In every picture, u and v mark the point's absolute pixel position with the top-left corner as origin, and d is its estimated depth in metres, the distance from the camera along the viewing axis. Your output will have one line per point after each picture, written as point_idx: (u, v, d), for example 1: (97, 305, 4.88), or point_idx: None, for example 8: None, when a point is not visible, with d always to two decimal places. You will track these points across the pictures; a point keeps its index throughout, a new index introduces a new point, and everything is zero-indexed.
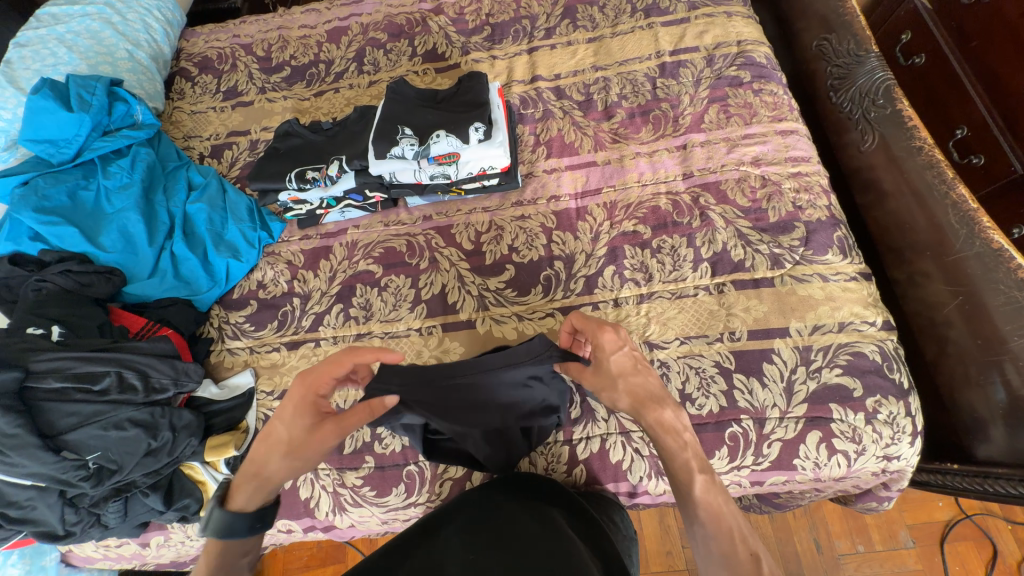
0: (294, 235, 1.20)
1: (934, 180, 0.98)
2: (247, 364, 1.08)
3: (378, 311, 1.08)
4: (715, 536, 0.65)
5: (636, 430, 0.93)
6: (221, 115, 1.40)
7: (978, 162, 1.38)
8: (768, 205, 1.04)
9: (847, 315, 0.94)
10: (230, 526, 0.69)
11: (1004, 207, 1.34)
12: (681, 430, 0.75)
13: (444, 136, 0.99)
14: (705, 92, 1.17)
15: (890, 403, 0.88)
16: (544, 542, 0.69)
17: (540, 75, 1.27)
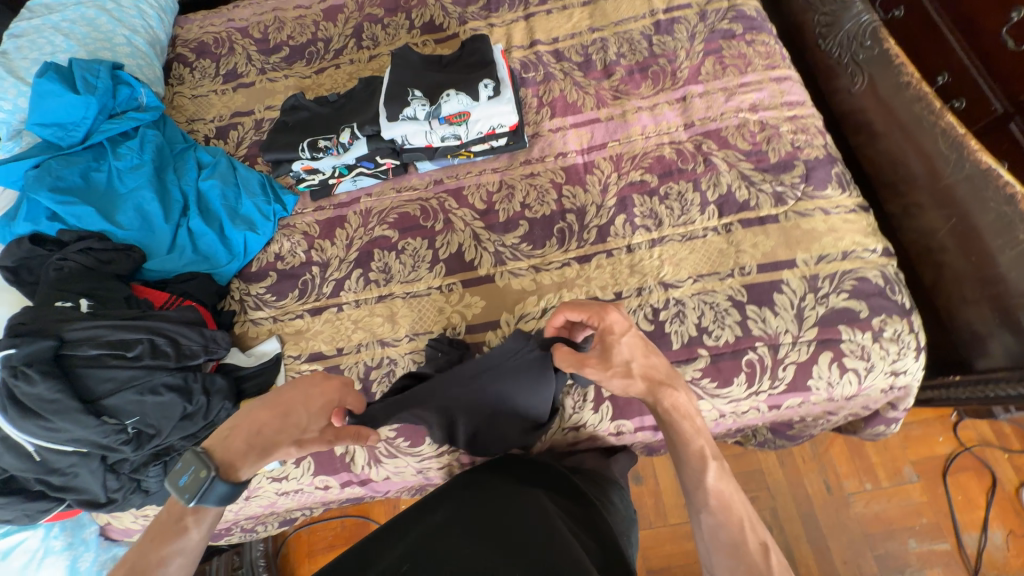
0: (307, 206, 1.21)
1: (922, 112, 1.02)
2: (272, 332, 1.10)
3: (398, 273, 1.11)
4: (723, 524, 0.66)
5: None
6: (223, 97, 1.41)
7: None
8: (768, 146, 1.09)
9: (849, 244, 0.98)
10: (210, 497, 0.64)
11: None
12: (694, 415, 0.77)
13: (454, 94, 1.03)
14: (700, 46, 1.21)
15: (895, 321, 0.93)
16: (529, 526, 0.70)
17: (538, 39, 1.30)
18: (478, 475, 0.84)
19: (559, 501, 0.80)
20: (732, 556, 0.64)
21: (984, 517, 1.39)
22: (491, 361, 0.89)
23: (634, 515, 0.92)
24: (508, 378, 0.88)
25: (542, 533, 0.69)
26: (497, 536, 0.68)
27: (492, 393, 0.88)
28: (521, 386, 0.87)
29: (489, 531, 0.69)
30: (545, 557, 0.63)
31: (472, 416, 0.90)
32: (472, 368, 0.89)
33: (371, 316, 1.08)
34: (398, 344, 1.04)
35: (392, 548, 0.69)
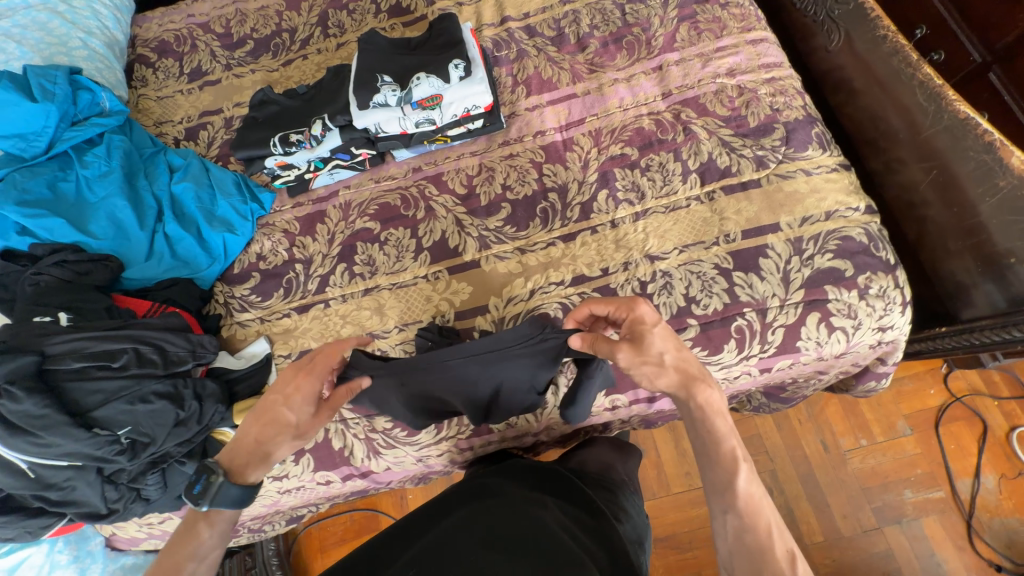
0: (285, 204, 1.19)
1: (900, 66, 1.02)
2: (260, 333, 1.09)
3: (383, 265, 1.10)
4: (750, 529, 0.63)
5: None
6: (190, 97, 1.37)
7: (938, 58, 1.43)
8: (748, 111, 1.07)
9: (832, 204, 0.98)
10: (227, 498, 0.69)
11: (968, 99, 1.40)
12: (726, 413, 0.72)
13: (425, 77, 1.00)
14: (674, 12, 1.19)
15: (880, 278, 0.94)
16: (537, 535, 0.72)
17: (509, 16, 1.27)
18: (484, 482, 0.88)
19: (571, 512, 0.82)
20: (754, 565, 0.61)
21: (976, 463, 1.42)
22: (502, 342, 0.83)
23: (648, 523, 0.98)
24: (514, 363, 0.84)
25: (545, 537, 0.72)
26: (501, 542, 0.70)
27: (494, 375, 0.86)
28: (526, 369, 0.85)
29: (500, 540, 0.71)
30: (541, 560, 0.67)
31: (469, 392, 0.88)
32: (480, 348, 0.83)
33: (359, 310, 1.07)
34: (388, 336, 1.04)
35: (407, 555, 0.72)
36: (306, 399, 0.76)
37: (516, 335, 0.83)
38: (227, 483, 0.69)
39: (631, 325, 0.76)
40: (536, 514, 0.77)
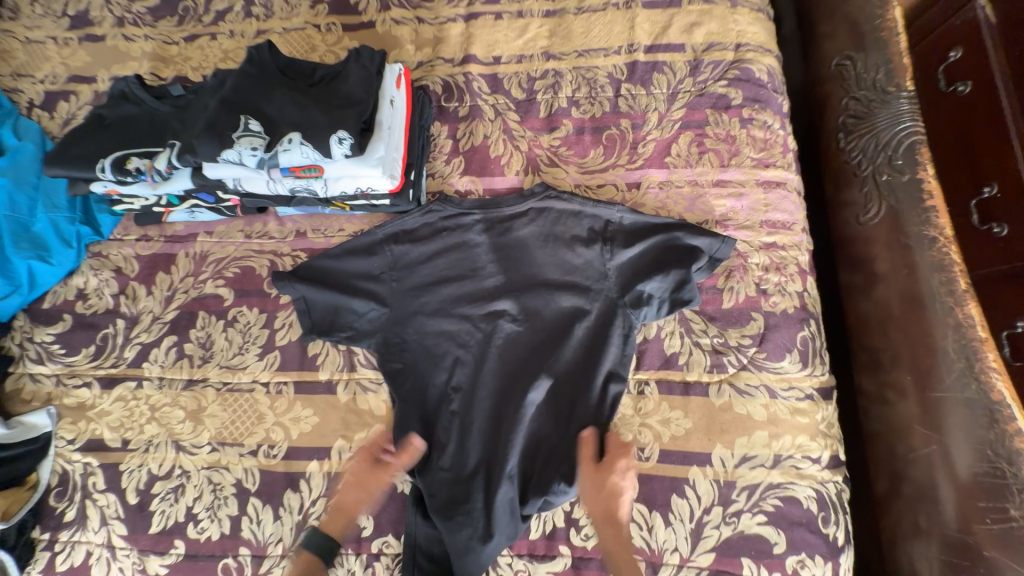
0: (130, 232, 0.94)
1: (938, 288, 0.73)
2: (50, 398, 0.86)
3: (220, 352, 0.86)
4: None
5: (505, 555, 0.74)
6: (63, 49, 1.07)
7: (1002, 232, 0.78)
8: (725, 284, 0.81)
9: (787, 446, 0.74)
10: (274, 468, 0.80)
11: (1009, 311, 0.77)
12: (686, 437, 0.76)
13: (297, 142, 0.72)
14: (679, 112, 0.89)
15: (815, 564, 0.71)
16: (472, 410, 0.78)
17: (473, 55, 0.96)
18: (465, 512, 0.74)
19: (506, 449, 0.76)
20: None
21: None
22: (508, 243, 0.85)
23: None
24: (550, 268, 0.83)
25: (477, 418, 0.78)
26: (449, 404, 0.79)
27: (531, 276, 0.83)
28: (563, 266, 0.83)
29: (451, 401, 0.79)
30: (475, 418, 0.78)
31: (510, 366, 0.80)
32: (469, 245, 0.86)
33: (172, 407, 0.84)
34: (195, 453, 0.81)
35: (408, 396, 0.80)
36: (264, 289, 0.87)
37: (547, 243, 0.84)
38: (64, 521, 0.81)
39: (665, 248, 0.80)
40: (479, 420, 0.77)
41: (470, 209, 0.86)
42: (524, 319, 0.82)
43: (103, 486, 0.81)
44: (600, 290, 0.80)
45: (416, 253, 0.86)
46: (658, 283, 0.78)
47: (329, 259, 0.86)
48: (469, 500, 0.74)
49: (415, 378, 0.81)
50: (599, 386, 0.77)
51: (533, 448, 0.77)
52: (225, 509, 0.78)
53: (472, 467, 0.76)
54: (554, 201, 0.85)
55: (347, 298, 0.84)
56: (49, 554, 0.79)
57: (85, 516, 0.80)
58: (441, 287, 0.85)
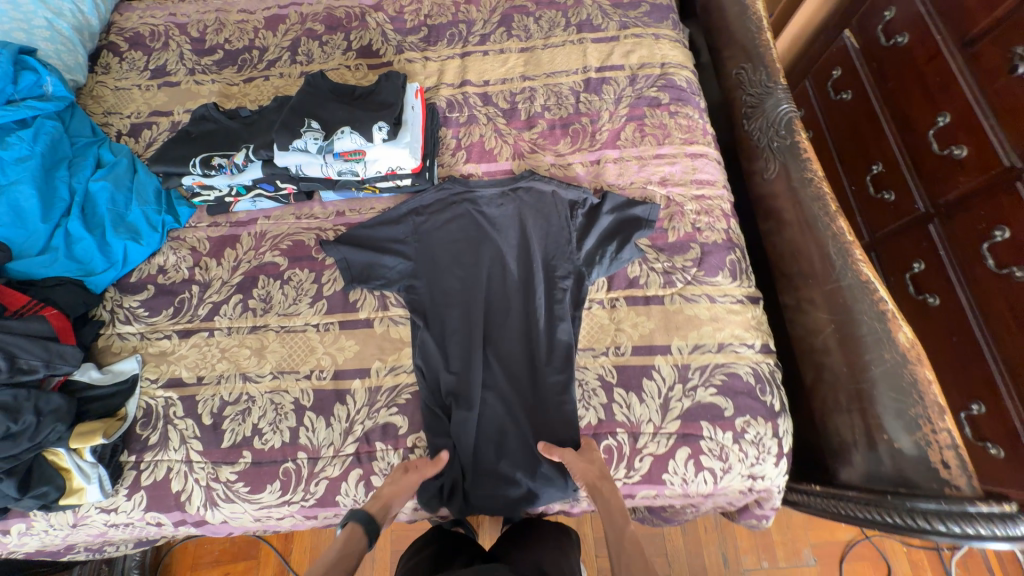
0: (203, 220, 1.18)
1: (819, 213, 1.01)
2: (136, 350, 1.05)
3: (278, 304, 1.07)
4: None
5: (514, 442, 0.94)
6: (146, 93, 1.37)
7: (959, 153, 1.20)
8: (669, 225, 1.07)
9: (727, 336, 0.97)
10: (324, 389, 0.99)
11: (963, 230, 1.21)
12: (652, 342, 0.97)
13: (349, 132, 0.99)
14: (624, 110, 1.20)
15: (758, 423, 0.91)
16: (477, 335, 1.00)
17: (469, 80, 1.28)
18: (460, 412, 0.94)
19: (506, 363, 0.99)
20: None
21: None
22: (500, 214, 1.11)
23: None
24: (533, 226, 1.08)
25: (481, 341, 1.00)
26: (460, 332, 1.02)
27: (519, 233, 1.09)
28: (544, 225, 1.08)
29: (461, 330, 1.01)
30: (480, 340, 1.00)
31: (500, 304, 1.03)
32: (470, 215, 1.11)
33: (239, 348, 1.03)
34: (259, 381, 1.00)
35: (427, 327, 1.02)
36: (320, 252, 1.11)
37: (531, 209, 1.10)
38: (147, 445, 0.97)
39: (620, 205, 1.07)
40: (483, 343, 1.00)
41: (473, 188, 1.13)
42: (511, 268, 1.06)
43: (182, 414, 0.98)
44: (572, 240, 1.06)
45: (431, 221, 1.11)
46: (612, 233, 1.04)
47: (364, 229, 1.11)
48: (463, 402, 0.95)
49: (433, 314, 1.03)
50: (565, 317, 1.00)
51: (515, 365, 0.98)
52: (286, 422, 0.96)
53: (468, 377, 0.97)
54: (536, 182, 1.11)
55: (375, 253, 1.07)
56: (135, 472, 0.95)
57: (166, 438, 0.96)
58: (447, 246, 1.09)
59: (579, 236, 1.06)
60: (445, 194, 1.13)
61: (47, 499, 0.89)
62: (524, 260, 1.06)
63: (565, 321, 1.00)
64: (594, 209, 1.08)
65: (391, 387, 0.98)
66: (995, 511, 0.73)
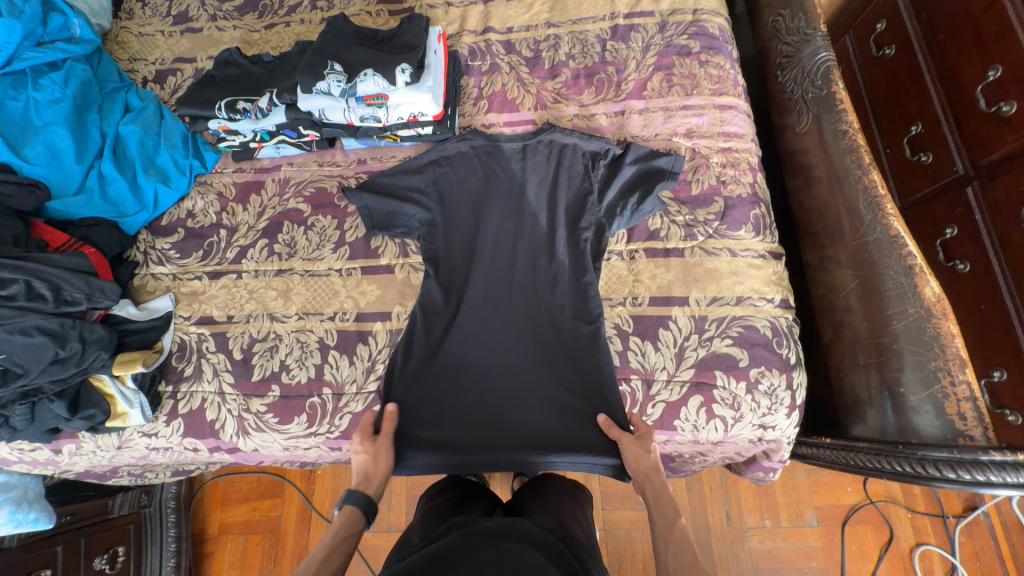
0: (228, 166, 1.20)
1: (851, 166, 0.97)
2: (168, 289, 1.10)
3: (302, 249, 1.10)
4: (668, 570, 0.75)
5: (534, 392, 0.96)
6: (169, 39, 1.37)
7: (1006, 111, 1.15)
8: (693, 177, 1.05)
9: (747, 290, 0.96)
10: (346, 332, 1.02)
11: (1005, 194, 1.15)
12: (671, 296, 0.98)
13: (372, 75, 0.98)
14: (652, 59, 1.16)
15: (772, 375, 0.92)
16: (498, 287, 1.02)
17: (492, 27, 1.24)
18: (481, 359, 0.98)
19: (526, 315, 1.00)
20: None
21: (872, 569, 1.39)
22: (522, 168, 1.09)
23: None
24: (555, 179, 1.07)
25: (502, 294, 1.01)
26: (480, 285, 1.03)
27: (541, 186, 1.08)
28: (566, 178, 1.07)
29: (482, 283, 1.03)
30: (500, 293, 1.01)
31: (522, 258, 1.04)
32: (492, 169, 1.10)
33: (266, 289, 1.07)
34: (286, 320, 1.04)
35: (448, 279, 1.04)
36: (342, 199, 1.13)
37: (554, 161, 1.08)
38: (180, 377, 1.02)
39: (643, 156, 1.04)
40: (502, 295, 1.01)
41: (495, 141, 1.10)
42: (532, 223, 1.06)
43: (214, 349, 1.03)
44: (595, 192, 1.04)
45: (451, 173, 1.10)
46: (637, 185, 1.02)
47: (385, 178, 1.10)
48: (483, 350, 0.98)
49: (453, 266, 1.05)
50: (587, 271, 1.00)
51: (534, 317, 0.99)
52: (312, 359, 1.00)
53: (488, 327, 0.99)
54: (559, 135, 1.08)
55: (395, 204, 1.07)
56: (173, 401, 1.01)
57: (200, 371, 1.02)
58: (468, 200, 1.08)
59: (602, 188, 1.04)
60: (466, 145, 1.11)
61: (95, 421, 0.95)
62: (546, 213, 1.06)
63: (586, 277, 1.00)
64: (618, 160, 1.05)
65: (413, 336, 1.00)
66: (1009, 459, 0.73)
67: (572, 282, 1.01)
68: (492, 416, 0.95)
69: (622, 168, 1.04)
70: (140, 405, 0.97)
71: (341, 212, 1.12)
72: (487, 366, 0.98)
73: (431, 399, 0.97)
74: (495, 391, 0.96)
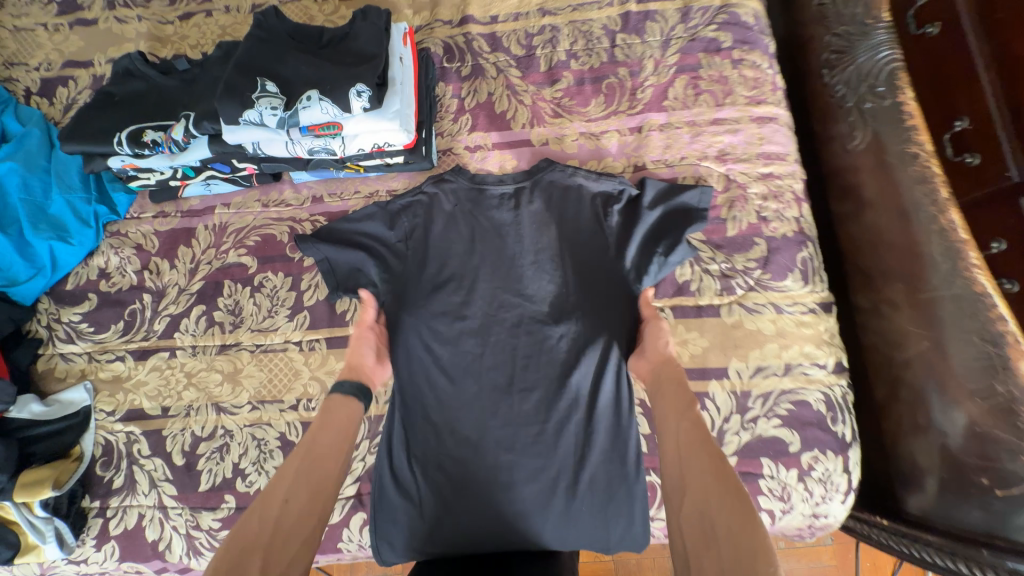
0: (147, 210, 0.95)
1: (923, 200, 0.80)
2: (84, 375, 0.88)
3: (250, 316, 0.88)
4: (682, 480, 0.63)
5: (552, 497, 0.78)
6: (54, 36, 1.07)
7: None
8: (729, 214, 0.86)
9: (795, 355, 0.80)
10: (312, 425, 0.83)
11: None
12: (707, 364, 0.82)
13: (317, 99, 0.74)
14: (673, 57, 0.93)
15: (827, 459, 0.78)
16: (498, 368, 0.83)
17: (472, 16, 0.99)
18: (483, 459, 0.80)
19: (535, 400, 0.82)
20: (724, 500, 0.59)
21: None
22: (518, 220, 0.87)
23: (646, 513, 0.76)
24: (560, 226, 0.86)
25: (503, 374, 0.83)
26: (475, 365, 0.83)
27: (541, 234, 0.86)
28: (571, 224, 0.86)
29: (479, 363, 0.83)
30: (502, 375, 0.83)
31: (526, 328, 0.84)
32: (479, 221, 0.87)
33: (207, 372, 0.86)
34: (236, 412, 0.84)
35: (433, 360, 0.84)
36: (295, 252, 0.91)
37: (555, 202, 0.87)
38: (108, 488, 0.82)
39: (667, 192, 0.84)
40: (504, 376, 0.83)
41: (481, 183, 0.88)
42: (536, 283, 0.85)
43: (149, 452, 0.83)
44: (611, 242, 0.84)
45: (429, 221, 0.88)
46: (666, 231, 0.82)
47: (351, 223, 0.88)
48: (485, 449, 0.80)
49: (439, 342, 0.84)
50: (608, 344, 0.82)
51: (546, 404, 0.81)
52: (271, 461, 0.81)
53: (488, 419, 0.81)
54: (559, 175, 0.87)
55: (360, 260, 0.85)
56: (102, 519, 0.81)
57: (133, 481, 0.82)
58: (452, 264, 0.86)
59: (621, 237, 0.83)
60: (444, 182, 0.88)
61: None
62: (552, 268, 0.85)
63: (607, 355, 0.82)
64: (637, 199, 0.85)
65: (398, 444, 0.82)
66: None
67: (590, 357, 0.82)
68: (504, 530, 0.77)
69: (645, 210, 0.83)
70: (55, 534, 0.77)
71: (295, 267, 0.90)
72: (493, 478, 0.79)
73: (428, 526, 0.79)
74: (504, 499, 0.78)
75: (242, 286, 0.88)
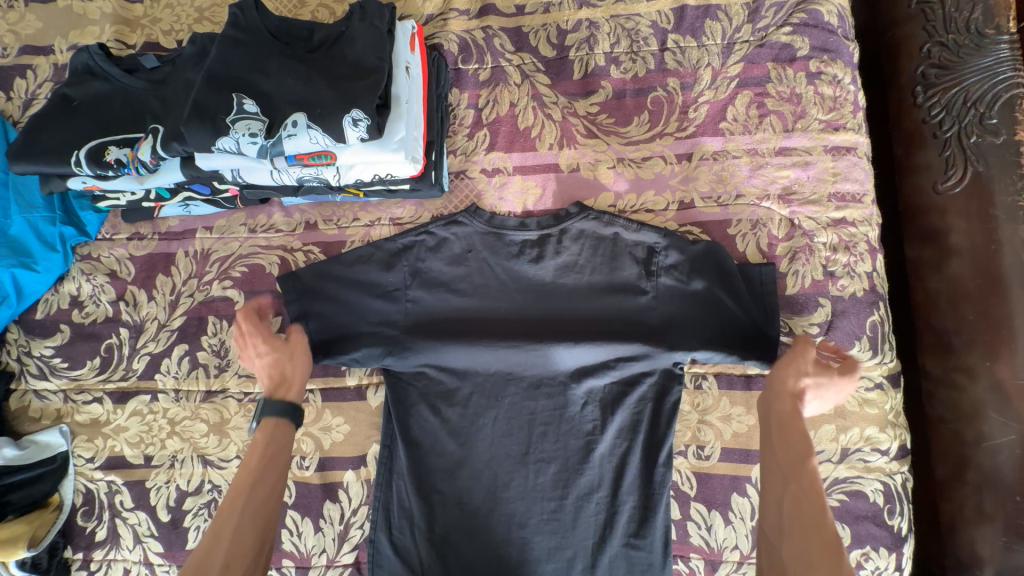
0: (121, 231, 0.84)
1: None
2: (60, 415, 0.81)
3: (237, 360, 0.79)
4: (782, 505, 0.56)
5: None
6: (7, 13, 0.92)
7: None
8: (789, 267, 0.73)
9: (853, 439, 0.70)
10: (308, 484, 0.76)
11: None
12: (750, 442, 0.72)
13: (304, 124, 0.61)
14: (736, 68, 0.77)
15: (879, 556, 0.69)
16: (514, 433, 0.73)
17: (493, 6, 0.82)
18: (493, 536, 0.70)
19: (554, 472, 0.72)
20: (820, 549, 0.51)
21: None
22: (541, 273, 0.74)
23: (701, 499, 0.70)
24: (588, 273, 0.74)
25: (519, 440, 0.72)
26: (486, 427, 0.73)
27: (566, 281, 0.74)
28: (603, 271, 0.73)
29: (491, 426, 0.73)
30: (517, 441, 0.72)
31: (546, 389, 0.73)
32: (495, 272, 0.75)
33: (192, 421, 0.78)
34: (224, 467, 0.77)
35: (438, 421, 0.73)
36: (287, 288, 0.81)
37: (584, 245, 0.74)
38: (90, 539, 0.77)
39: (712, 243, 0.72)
40: (520, 443, 0.72)
41: (499, 227, 0.75)
42: (559, 338, 0.73)
43: (132, 505, 0.77)
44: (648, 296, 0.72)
45: (436, 260, 0.76)
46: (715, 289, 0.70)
47: (342, 265, 0.75)
48: (495, 524, 0.71)
49: (446, 402, 0.74)
50: (638, 412, 0.72)
51: (566, 477, 0.71)
52: None
53: (500, 490, 0.71)
54: (592, 223, 0.74)
55: (356, 305, 0.74)
56: (86, 572, 0.76)
57: (117, 534, 0.77)
58: (462, 312, 0.74)
59: (661, 291, 0.71)
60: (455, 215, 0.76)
61: None
62: (577, 322, 0.73)
63: (637, 425, 0.72)
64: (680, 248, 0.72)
65: (396, 513, 0.73)
66: None
67: (617, 427, 0.72)
68: None
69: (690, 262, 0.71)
70: None
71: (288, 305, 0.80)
72: (504, 557, 0.70)
73: None
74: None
75: (227, 326, 0.79)
